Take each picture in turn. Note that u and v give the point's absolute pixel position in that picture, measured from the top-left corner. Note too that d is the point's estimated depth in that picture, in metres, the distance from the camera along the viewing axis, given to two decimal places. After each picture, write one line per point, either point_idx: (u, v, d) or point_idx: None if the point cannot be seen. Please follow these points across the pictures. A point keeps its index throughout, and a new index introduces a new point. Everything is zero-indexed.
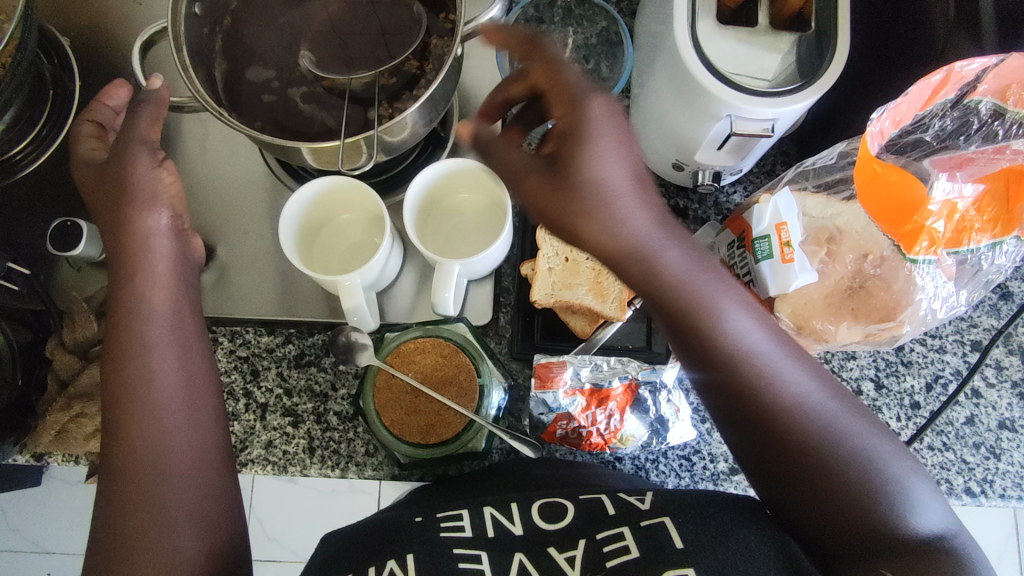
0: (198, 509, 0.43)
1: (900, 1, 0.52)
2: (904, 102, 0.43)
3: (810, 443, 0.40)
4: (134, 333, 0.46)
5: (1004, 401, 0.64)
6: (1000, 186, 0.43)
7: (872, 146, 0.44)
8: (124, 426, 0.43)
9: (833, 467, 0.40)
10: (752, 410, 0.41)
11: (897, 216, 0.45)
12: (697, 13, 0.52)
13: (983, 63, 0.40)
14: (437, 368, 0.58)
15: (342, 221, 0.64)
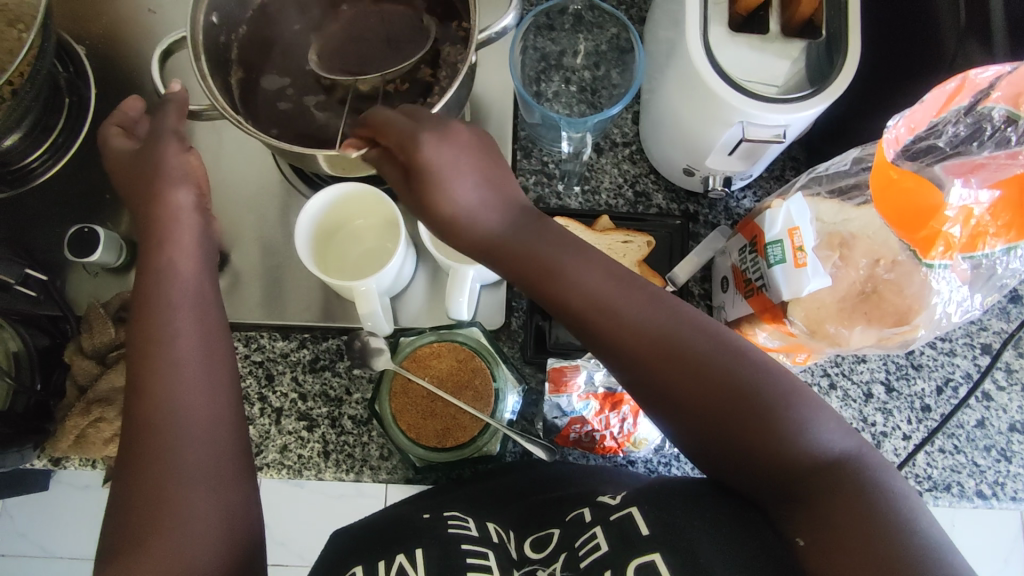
0: (228, 509, 0.42)
1: (910, 8, 0.52)
2: (919, 109, 0.44)
3: (698, 378, 0.40)
4: (160, 296, 0.47)
5: (1015, 404, 0.65)
6: (1016, 194, 0.43)
7: (888, 153, 0.45)
8: (155, 420, 0.43)
9: (729, 401, 0.39)
10: (633, 356, 0.41)
11: (912, 222, 0.45)
12: (709, 21, 0.53)
13: (998, 70, 0.41)
14: (452, 373, 0.58)
15: (356, 227, 0.64)
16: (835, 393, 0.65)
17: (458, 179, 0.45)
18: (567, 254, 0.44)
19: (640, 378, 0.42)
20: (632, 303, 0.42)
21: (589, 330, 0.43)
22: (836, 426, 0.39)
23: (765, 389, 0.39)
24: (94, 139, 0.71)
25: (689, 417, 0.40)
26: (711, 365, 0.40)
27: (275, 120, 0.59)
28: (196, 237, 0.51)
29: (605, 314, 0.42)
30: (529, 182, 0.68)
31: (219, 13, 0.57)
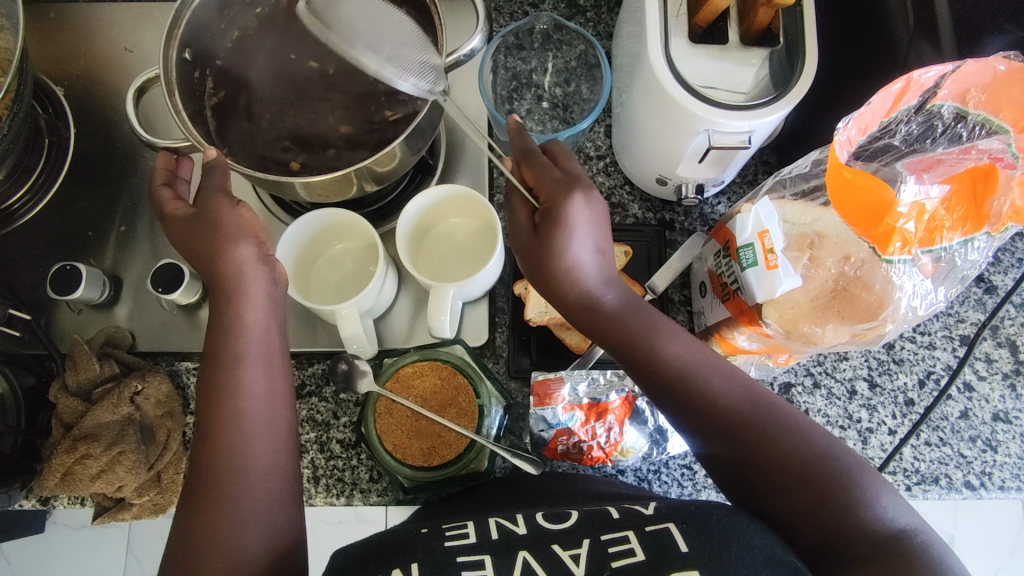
0: (278, 560, 0.43)
1: (861, 13, 0.54)
2: (868, 110, 0.45)
3: (775, 443, 0.43)
4: (227, 344, 0.48)
5: (997, 393, 0.65)
6: (965, 185, 0.44)
7: (842, 154, 0.46)
8: (221, 466, 0.44)
9: (802, 464, 0.43)
10: (715, 415, 0.45)
11: (869, 219, 0.46)
12: (669, 33, 0.54)
13: (941, 70, 0.43)
14: (435, 392, 0.58)
15: (336, 251, 0.65)
16: (819, 392, 0.66)
17: (584, 237, 0.49)
18: (652, 326, 0.49)
19: (713, 446, 0.45)
20: (711, 376, 0.46)
21: (664, 397, 0.47)
22: (900, 502, 0.42)
23: (834, 465, 0.42)
24: (74, 177, 0.72)
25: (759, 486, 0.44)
26: (783, 441, 0.44)
27: (252, 150, 0.60)
28: (266, 292, 0.51)
29: (683, 386, 0.46)
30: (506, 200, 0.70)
31: (191, 50, 0.59)
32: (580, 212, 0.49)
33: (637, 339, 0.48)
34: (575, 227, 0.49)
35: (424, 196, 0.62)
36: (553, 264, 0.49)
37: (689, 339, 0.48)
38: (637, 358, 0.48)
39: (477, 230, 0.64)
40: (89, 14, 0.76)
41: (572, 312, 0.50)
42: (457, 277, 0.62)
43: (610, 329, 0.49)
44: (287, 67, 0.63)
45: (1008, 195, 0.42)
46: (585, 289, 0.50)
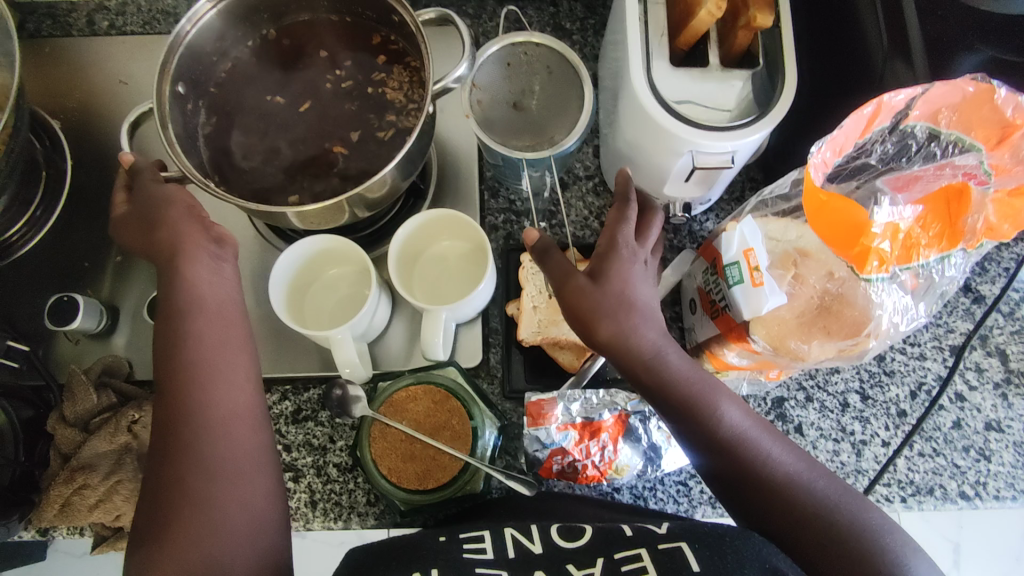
0: (247, 503, 0.45)
1: (836, 33, 0.55)
2: (842, 133, 0.45)
3: (829, 514, 0.44)
4: (174, 302, 0.50)
5: (988, 402, 0.66)
6: (940, 204, 0.45)
7: (816, 176, 0.45)
8: (177, 422, 0.46)
9: (854, 535, 0.43)
10: (772, 482, 0.45)
11: (845, 240, 0.46)
12: (652, 55, 0.56)
13: (910, 93, 0.43)
14: (429, 415, 0.59)
15: (329, 276, 0.66)
16: (812, 405, 0.66)
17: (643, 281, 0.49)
18: (710, 386, 0.47)
19: (763, 520, 0.45)
20: (769, 451, 0.46)
21: (725, 467, 0.46)
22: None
23: (879, 539, 0.44)
24: (71, 208, 0.73)
25: (811, 564, 0.44)
26: (831, 510, 0.44)
27: (245, 179, 0.61)
28: (207, 248, 0.53)
29: (742, 459, 0.45)
30: (497, 221, 0.70)
31: (184, 83, 0.60)
32: (643, 278, 0.49)
33: (700, 403, 0.46)
34: (639, 293, 0.48)
35: (414, 221, 0.63)
36: (619, 324, 0.47)
37: (746, 408, 0.48)
38: (698, 425, 0.46)
39: (468, 252, 0.65)
40: (84, 48, 0.77)
41: (629, 372, 0.48)
42: (451, 300, 0.63)
43: (673, 391, 0.47)
44: (278, 98, 0.64)
45: (982, 212, 0.43)
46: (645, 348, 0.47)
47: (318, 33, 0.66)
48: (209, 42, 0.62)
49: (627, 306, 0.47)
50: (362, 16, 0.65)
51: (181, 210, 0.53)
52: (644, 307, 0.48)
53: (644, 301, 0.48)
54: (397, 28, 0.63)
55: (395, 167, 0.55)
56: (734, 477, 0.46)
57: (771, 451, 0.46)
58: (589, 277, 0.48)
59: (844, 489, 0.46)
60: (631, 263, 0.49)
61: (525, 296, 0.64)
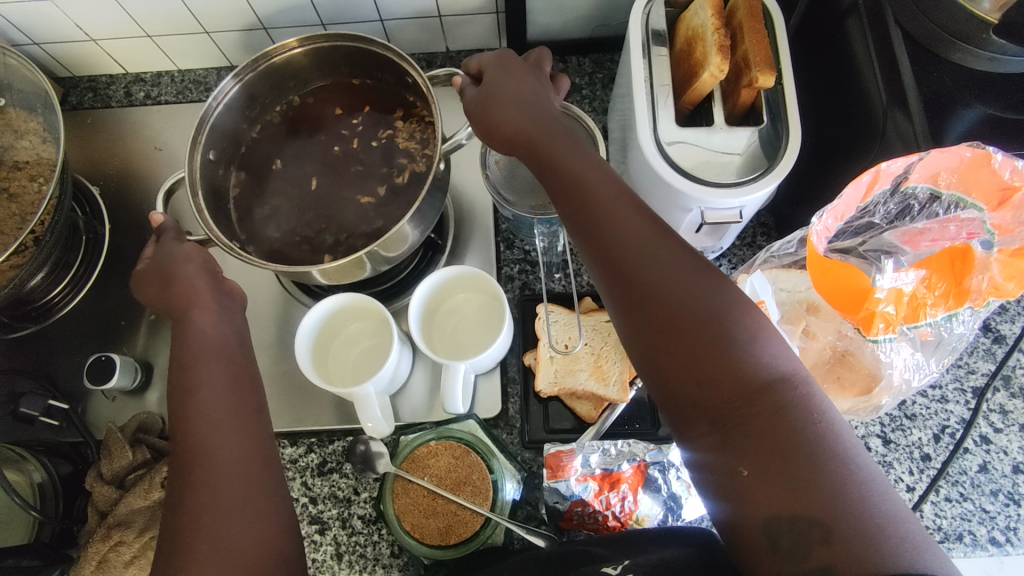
0: (266, 540, 0.42)
1: (835, 88, 0.57)
2: (842, 201, 0.46)
3: (680, 282, 0.41)
4: (189, 351, 0.50)
5: (1015, 444, 0.65)
6: (943, 265, 0.46)
7: (819, 244, 0.47)
8: (191, 464, 0.44)
9: (704, 306, 0.40)
10: (622, 234, 0.43)
11: (849, 303, 0.48)
12: (658, 114, 0.58)
13: (906, 160, 0.42)
14: (450, 470, 0.59)
15: (350, 330, 0.68)
16: None
17: (525, 84, 0.55)
18: (576, 158, 0.48)
19: (612, 296, 0.43)
20: (626, 211, 0.44)
21: (580, 230, 0.46)
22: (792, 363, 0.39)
23: (730, 319, 0.40)
24: (109, 269, 0.76)
25: (652, 346, 0.41)
26: (684, 283, 0.41)
27: (271, 241, 0.64)
28: (222, 304, 0.55)
29: (592, 209, 0.45)
30: (513, 272, 0.72)
31: (215, 150, 0.64)
32: (516, 78, 0.55)
33: (559, 166, 0.48)
34: (511, 79, 0.55)
35: (436, 277, 0.66)
36: (494, 93, 0.54)
37: (609, 177, 0.47)
38: (556, 179, 0.48)
39: (485, 302, 0.67)
40: (123, 118, 0.82)
41: (503, 141, 0.53)
42: (469, 352, 0.65)
43: (540, 152, 0.50)
44: (302, 162, 0.67)
45: (986, 272, 0.44)
46: (518, 119, 0.52)
47: (339, 101, 0.70)
48: (234, 113, 0.65)
49: (497, 97, 0.53)
50: (381, 82, 0.68)
51: (211, 275, 0.56)
52: (530, 111, 0.52)
53: (528, 94, 0.54)
54: (412, 89, 0.66)
55: (404, 225, 0.57)
56: (589, 241, 0.45)
57: (630, 211, 0.44)
58: (469, 89, 0.56)
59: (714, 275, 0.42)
60: (523, 76, 0.55)
61: (542, 347, 0.66)
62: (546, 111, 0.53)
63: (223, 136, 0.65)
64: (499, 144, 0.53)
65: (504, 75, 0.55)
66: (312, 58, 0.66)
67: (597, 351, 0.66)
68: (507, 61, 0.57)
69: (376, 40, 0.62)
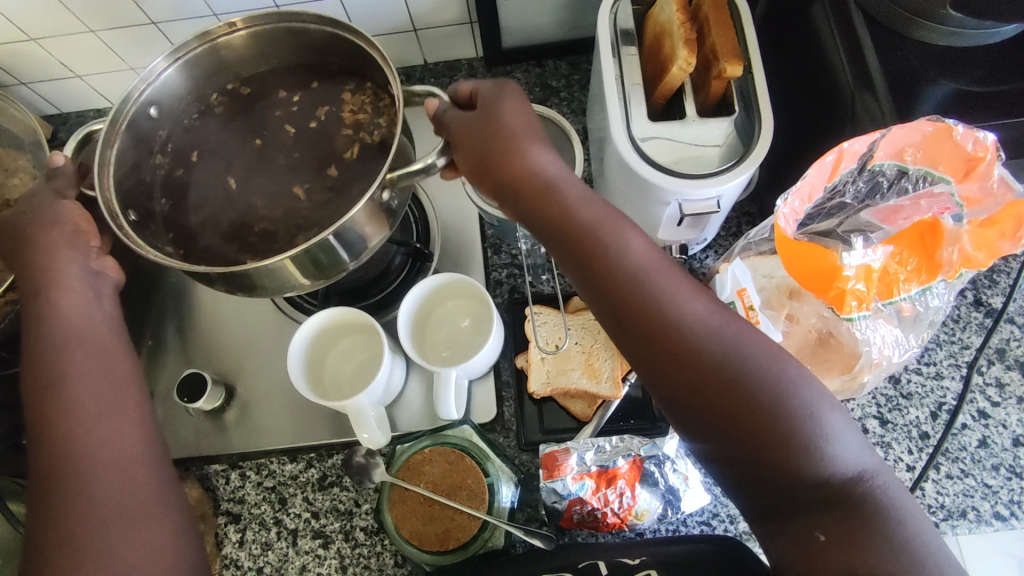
0: (158, 546, 0.42)
1: (803, 73, 0.57)
2: (806, 182, 0.45)
3: (736, 360, 0.40)
4: (47, 344, 0.49)
5: (1014, 417, 0.65)
6: (914, 240, 0.46)
7: (786, 226, 0.46)
8: (57, 468, 0.43)
9: (765, 385, 0.39)
10: (670, 315, 0.41)
11: (819, 283, 0.46)
12: (631, 111, 0.58)
13: (869, 137, 0.43)
14: (446, 476, 0.59)
15: (342, 346, 0.68)
16: None
17: (529, 130, 0.50)
18: (606, 224, 0.45)
19: (666, 377, 0.41)
20: (667, 286, 0.42)
21: (618, 309, 0.43)
22: (860, 441, 0.39)
23: (789, 392, 0.39)
24: None
25: (718, 429, 0.40)
26: (739, 360, 0.40)
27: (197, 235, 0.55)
28: (82, 282, 0.53)
29: (633, 285, 0.42)
30: (501, 276, 0.73)
31: (156, 106, 0.57)
32: (524, 119, 0.50)
33: (588, 234, 0.44)
34: (520, 119, 0.50)
35: (425, 284, 0.66)
36: (498, 146, 0.48)
37: (650, 244, 0.45)
38: (586, 249, 0.44)
39: (473, 308, 0.68)
40: None
41: (515, 196, 0.48)
42: (460, 357, 0.65)
43: (563, 222, 0.45)
44: (244, 156, 0.58)
45: (956, 244, 0.43)
46: (535, 183, 0.47)
47: None
48: (177, 101, 0.59)
49: (511, 145, 0.48)
50: None
51: None
52: (546, 168, 0.48)
53: (535, 148, 0.49)
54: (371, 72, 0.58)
55: (331, 234, 0.48)
56: (633, 320, 0.42)
57: (673, 286, 0.42)
58: (470, 127, 0.50)
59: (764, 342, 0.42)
60: (522, 121, 0.50)
61: (533, 349, 0.66)
62: (558, 165, 0.48)
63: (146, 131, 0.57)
64: (511, 198, 0.48)
65: (503, 121, 0.50)
66: (259, 44, 0.59)
67: (588, 349, 0.66)
68: (502, 102, 0.51)
69: (348, 27, 0.55)
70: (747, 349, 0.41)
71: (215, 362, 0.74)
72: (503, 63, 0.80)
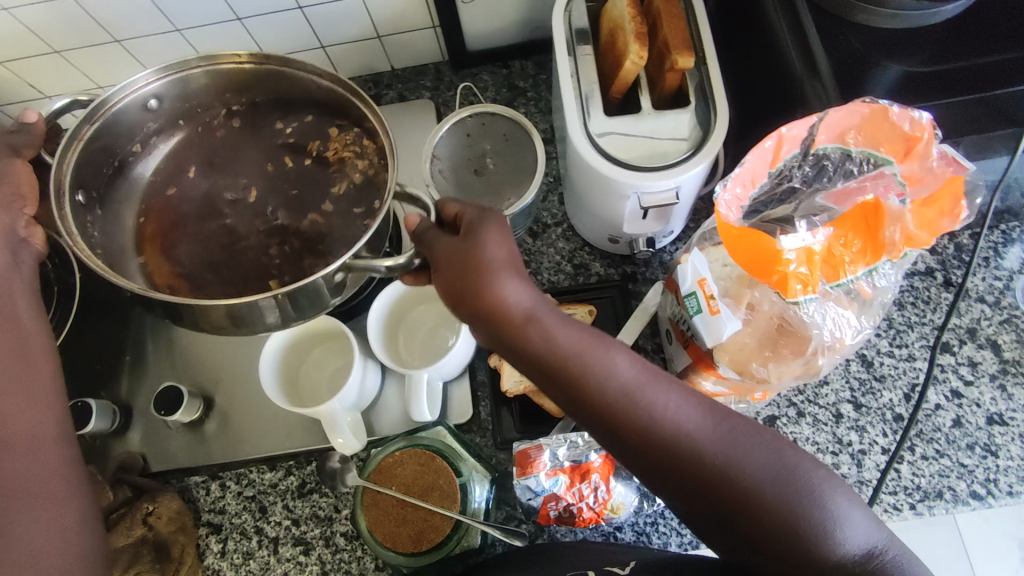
0: (65, 527, 0.49)
1: (757, 63, 0.58)
2: (748, 168, 0.46)
3: (745, 474, 0.40)
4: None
5: (987, 395, 0.65)
6: (858, 221, 0.44)
7: (726, 213, 0.45)
8: None
9: (776, 494, 0.39)
10: (676, 445, 0.40)
11: (761, 270, 0.45)
12: (587, 108, 0.58)
13: (807, 121, 0.45)
14: (417, 478, 0.59)
15: (315, 355, 0.69)
16: (805, 420, 0.66)
17: (505, 250, 0.44)
18: (598, 349, 0.42)
19: (679, 494, 0.41)
20: (667, 404, 0.41)
21: (621, 441, 0.41)
22: (868, 521, 0.40)
23: (797, 491, 0.40)
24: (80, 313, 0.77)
25: (736, 539, 0.40)
26: (747, 470, 0.40)
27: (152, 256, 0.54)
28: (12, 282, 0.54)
29: (634, 414, 0.41)
30: None
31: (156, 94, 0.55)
32: (504, 239, 0.44)
33: (582, 370, 0.41)
34: (499, 241, 0.44)
35: (394, 287, 0.67)
36: (473, 276, 0.42)
37: (635, 357, 0.42)
38: (583, 391, 0.41)
39: (444, 310, 0.68)
40: None
41: (496, 330, 0.42)
42: (432, 357, 0.66)
43: (556, 366, 0.41)
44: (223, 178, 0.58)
45: (898, 223, 0.43)
46: (516, 323, 0.42)
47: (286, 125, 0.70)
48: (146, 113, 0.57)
49: (492, 274, 0.42)
50: None
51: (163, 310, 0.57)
52: (526, 298, 0.42)
53: (511, 281, 0.42)
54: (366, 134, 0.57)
55: (274, 296, 0.48)
56: (639, 450, 0.41)
57: (672, 406, 0.41)
58: (444, 259, 0.45)
59: (765, 440, 0.41)
60: (497, 237, 0.44)
61: None
62: (533, 286, 0.43)
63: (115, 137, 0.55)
64: (490, 335, 0.43)
65: (473, 249, 0.44)
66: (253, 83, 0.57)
67: None
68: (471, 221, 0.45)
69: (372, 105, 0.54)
70: (753, 456, 0.40)
71: (192, 374, 0.74)
72: (470, 66, 0.81)
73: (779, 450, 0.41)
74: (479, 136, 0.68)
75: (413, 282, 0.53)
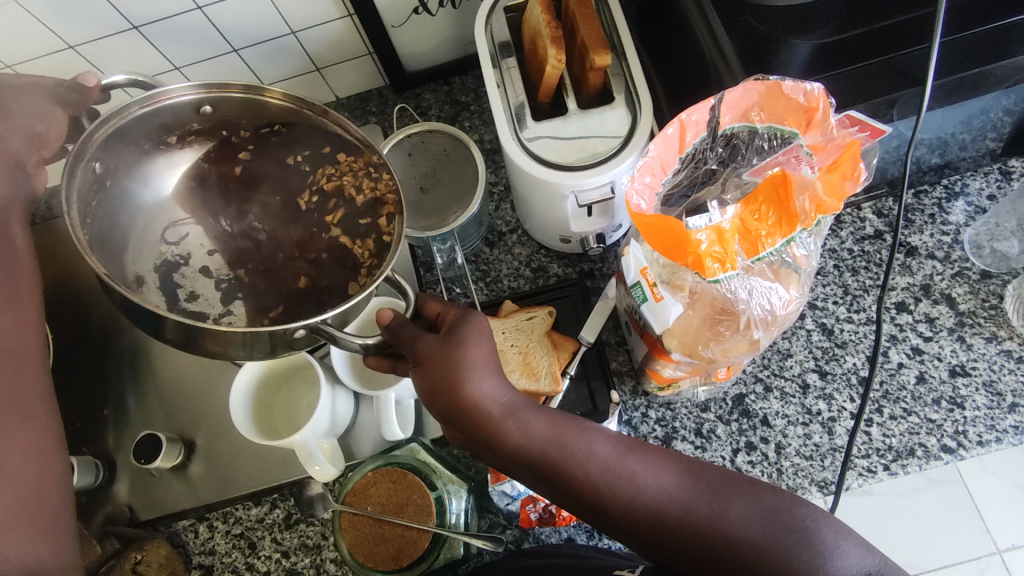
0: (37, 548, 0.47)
1: (675, 52, 0.59)
2: (660, 155, 0.48)
3: (728, 527, 0.40)
4: None
5: (947, 348, 0.66)
6: (770, 193, 0.45)
7: (637, 203, 0.47)
8: None
9: (761, 541, 0.39)
10: (655, 510, 0.41)
11: (676, 252, 0.45)
12: (517, 116, 0.60)
13: (709, 104, 0.47)
14: (391, 495, 0.60)
15: (284, 391, 0.70)
16: (773, 395, 0.66)
17: (477, 347, 0.48)
18: (569, 433, 0.45)
19: (671, 558, 0.41)
20: (641, 473, 0.43)
21: (607, 516, 0.43)
22: (863, 553, 0.39)
23: (783, 534, 0.39)
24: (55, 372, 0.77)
25: None
26: (729, 522, 0.40)
27: (136, 267, 0.49)
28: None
29: (613, 487, 0.42)
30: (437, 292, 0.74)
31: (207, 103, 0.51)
32: (482, 339, 0.48)
33: (557, 454, 0.44)
34: (477, 340, 0.48)
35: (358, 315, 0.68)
36: (447, 377, 0.46)
37: (612, 435, 0.45)
38: (561, 474, 0.44)
39: None
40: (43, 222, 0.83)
41: (473, 428, 0.46)
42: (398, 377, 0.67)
43: (532, 454, 0.44)
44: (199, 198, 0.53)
45: (807, 190, 0.43)
46: (492, 418, 0.45)
47: None
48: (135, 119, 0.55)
49: (466, 372, 0.46)
50: None
51: None
52: (496, 393, 0.46)
53: (482, 376, 0.47)
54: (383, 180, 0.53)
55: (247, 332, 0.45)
56: (625, 522, 0.42)
57: (646, 474, 0.43)
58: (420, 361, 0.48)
59: (744, 489, 0.42)
60: (469, 333, 0.49)
61: None
62: (506, 382, 0.47)
63: (148, 133, 0.51)
64: (469, 433, 0.46)
65: (446, 347, 0.48)
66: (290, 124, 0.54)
67: (523, 348, 0.65)
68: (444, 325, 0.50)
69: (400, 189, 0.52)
70: (734, 508, 0.41)
71: (171, 418, 0.75)
72: (412, 87, 0.83)
73: (760, 497, 0.41)
74: (421, 154, 0.70)
75: (375, 365, 0.56)
